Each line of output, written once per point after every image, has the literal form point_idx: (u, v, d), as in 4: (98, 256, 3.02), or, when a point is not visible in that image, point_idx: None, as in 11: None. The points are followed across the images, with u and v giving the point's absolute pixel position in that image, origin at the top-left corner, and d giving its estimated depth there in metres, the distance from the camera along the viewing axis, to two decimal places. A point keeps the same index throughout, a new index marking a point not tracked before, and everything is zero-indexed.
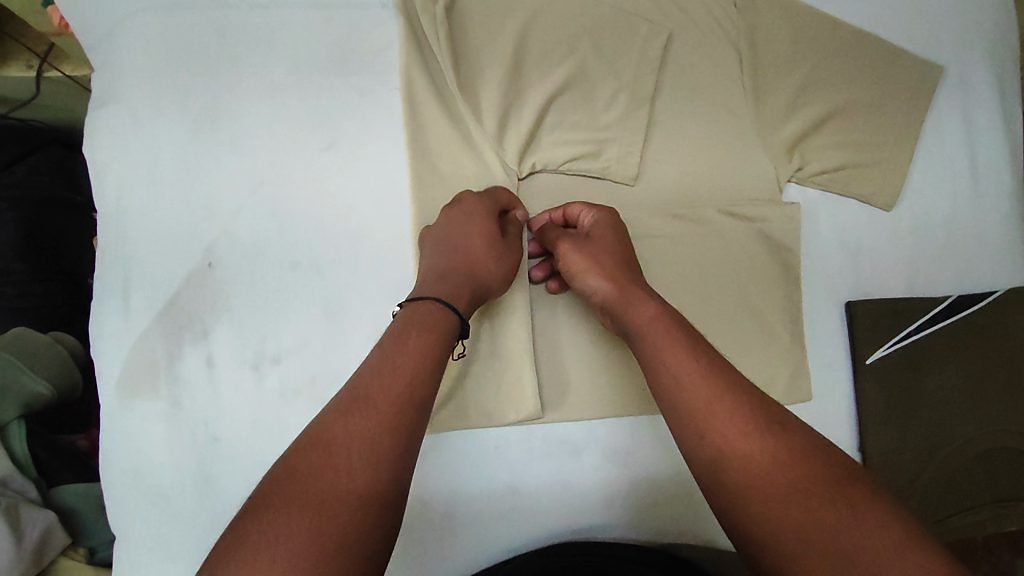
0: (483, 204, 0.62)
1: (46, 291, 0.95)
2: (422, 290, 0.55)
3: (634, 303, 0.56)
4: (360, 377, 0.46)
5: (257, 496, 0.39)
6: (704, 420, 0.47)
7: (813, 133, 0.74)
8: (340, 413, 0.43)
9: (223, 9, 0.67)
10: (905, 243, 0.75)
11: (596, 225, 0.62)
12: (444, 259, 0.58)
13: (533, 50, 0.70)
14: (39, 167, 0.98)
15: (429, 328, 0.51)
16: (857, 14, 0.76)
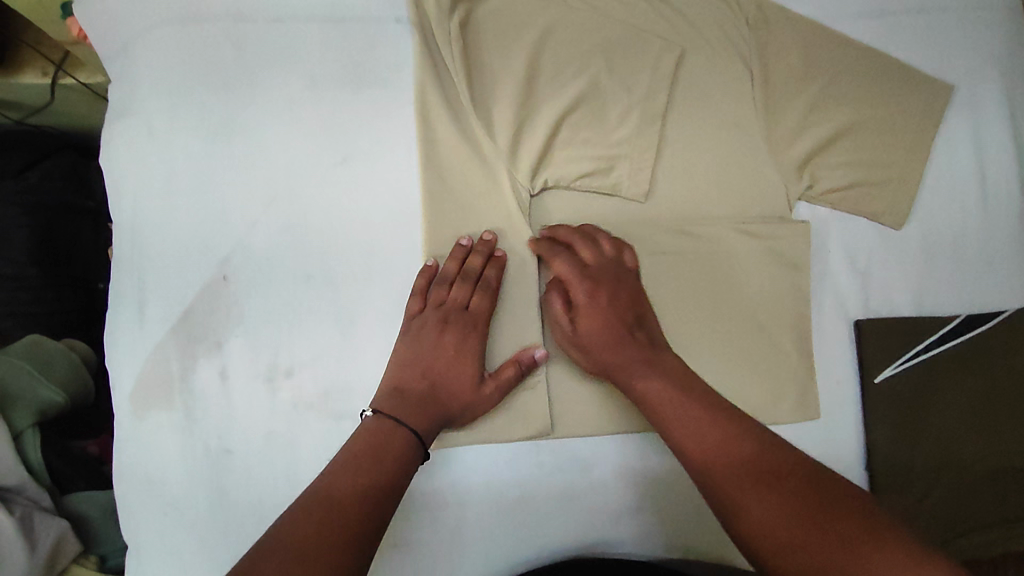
0: (474, 324, 0.64)
1: (59, 297, 0.97)
2: (401, 413, 0.58)
3: (637, 373, 0.59)
4: (320, 495, 0.50)
5: None
6: (726, 494, 0.50)
7: (823, 152, 0.75)
8: (311, 521, 0.48)
9: (239, 23, 0.68)
10: (915, 261, 0.75)
11: (586, 307, 0.63)
12: (426, 378, 0.61)
13: (546, 67, 0.70)
14: (53, 173, 0.99)
15: (400, 456, 0.56)
16: (869, 32, 0.77)
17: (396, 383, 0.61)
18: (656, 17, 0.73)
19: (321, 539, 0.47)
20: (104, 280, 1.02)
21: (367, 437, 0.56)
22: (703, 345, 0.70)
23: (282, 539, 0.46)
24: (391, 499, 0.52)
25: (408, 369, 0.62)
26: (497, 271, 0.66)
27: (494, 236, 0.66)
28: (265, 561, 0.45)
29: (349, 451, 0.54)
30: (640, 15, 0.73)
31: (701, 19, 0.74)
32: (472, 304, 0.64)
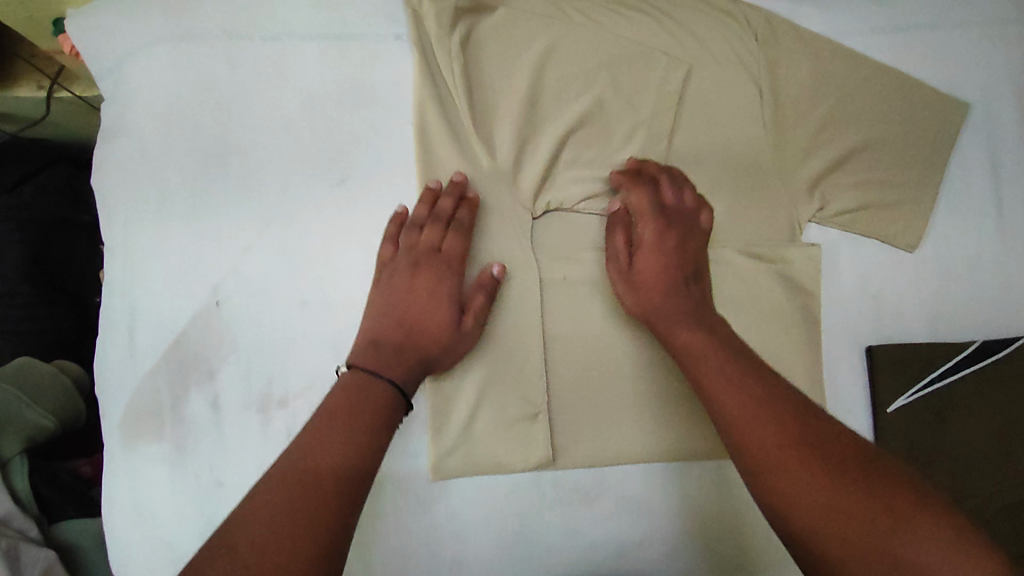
0: (449, 266, 0.62)
1: (52, 314, 0.95)
2: (379, 364, 0.57)
3: (679, 323, 0.59)
4: (296, 457, 0.49)
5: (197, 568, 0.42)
6: (760, 455, 0.49)
7: (834, 172, 0.72)
8: (281, 487, 0.47)
9: (234, 40, 0.66)
10: (929, 285, 0.73)
11: (647, 246, 0.63)
12: (402, 325, 0.60)
13: (549, 85, 0.68)
14: (47, 187, 0.98)
15: (380, 408, 0.54)
16: (884, 48, 0.74)
17: (372, 335, 0.59)
18: (663, 33, 0.70)
19: (295, 506, 0.46)
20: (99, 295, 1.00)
21: (339, 394, 0.54)
22: None
23: (257, 506, 0.46)
24: (373, 455, 0.52)
25: (382, 319, 0.60)
26: (469, 210, 0.64)
27: (463, 177, 0.64)
28: (238, 532, 0.44)
29: (324, 408, 0.53)
30: (646, 29, 0.70)
31: (710, 35, 0.71)
32: (445, 244, 0.63)
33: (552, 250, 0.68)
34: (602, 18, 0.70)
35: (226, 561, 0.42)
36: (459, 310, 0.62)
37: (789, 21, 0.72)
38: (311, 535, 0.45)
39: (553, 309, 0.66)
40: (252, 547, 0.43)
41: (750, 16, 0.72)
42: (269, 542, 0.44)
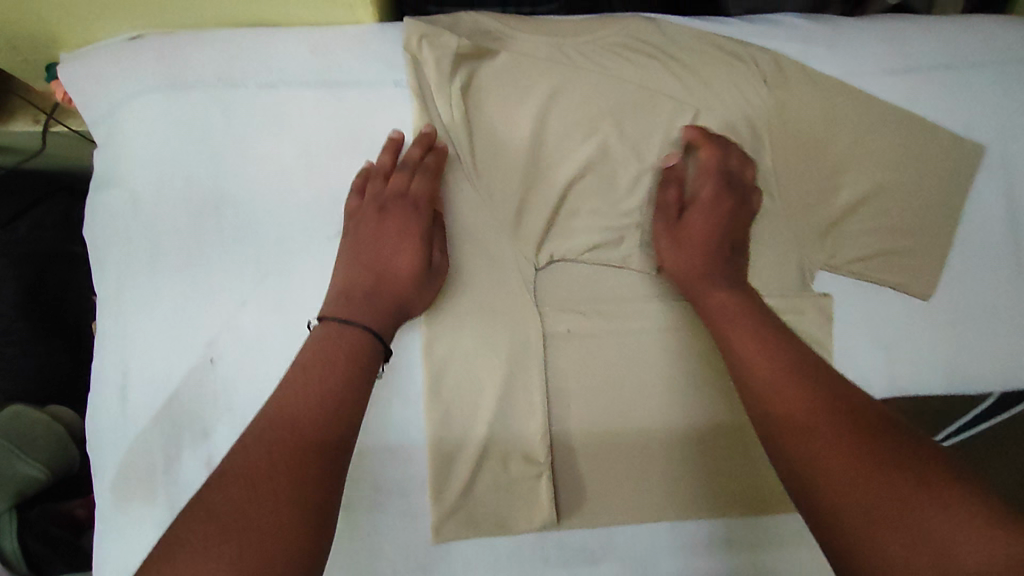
0: (416, 207, 0.61)
1: (48, 350, 0.94)
2: (349, 315, 0.56)
3: (713, 292, 0.61)
4: (274, 412, 0.49)
5: (179, 529, 0.43)
6: (780, 417, 0.51)
7: (846, 219, 0.71)
8: (261, 442, 0.48)
9: (228, 88, 0.64)
10: (943, 335, 0.71)
11: (698, 206, 0.65)
12: (371, 272, 0.59)
13: (551, 131, 0.66)
14: (44, 221, 0.96)
15: (355, 355, 0.54)
16: (897, 89, 0.72)
17: (343, 287, 0.59)
18: (669, 76, 0.68)
19: (273, 461, 0.46)
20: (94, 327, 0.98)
21: (313, 346, 0.54)
22: (717, 426, 0.66)
23: (236, 462, 0.46)
24: (351, 405, 0.52)
25: (351, 270, 0.60)
26: (435, 155, 0.63)
27: (431, 129, 0.63)
28: (217, 487, 0.45)
29: (299, 362, 0.53)
30: (652, 71, 0.68)
31: (718, 77, 0.69)
32: (411, 185, 0.62)
33: (555, 303, 0.66)
34: (606, 60, 0.68)
35: (205, 517, 0.43)
36: (430, 250, 0.61)
37: (799, 62, 0.70)
38: (291, 488, 0.45)
39: (557, 365, 0.66)
40: (231, 502, 0.44)
41: (758, 58, 0.70)
42: (247, 496, 0.44)
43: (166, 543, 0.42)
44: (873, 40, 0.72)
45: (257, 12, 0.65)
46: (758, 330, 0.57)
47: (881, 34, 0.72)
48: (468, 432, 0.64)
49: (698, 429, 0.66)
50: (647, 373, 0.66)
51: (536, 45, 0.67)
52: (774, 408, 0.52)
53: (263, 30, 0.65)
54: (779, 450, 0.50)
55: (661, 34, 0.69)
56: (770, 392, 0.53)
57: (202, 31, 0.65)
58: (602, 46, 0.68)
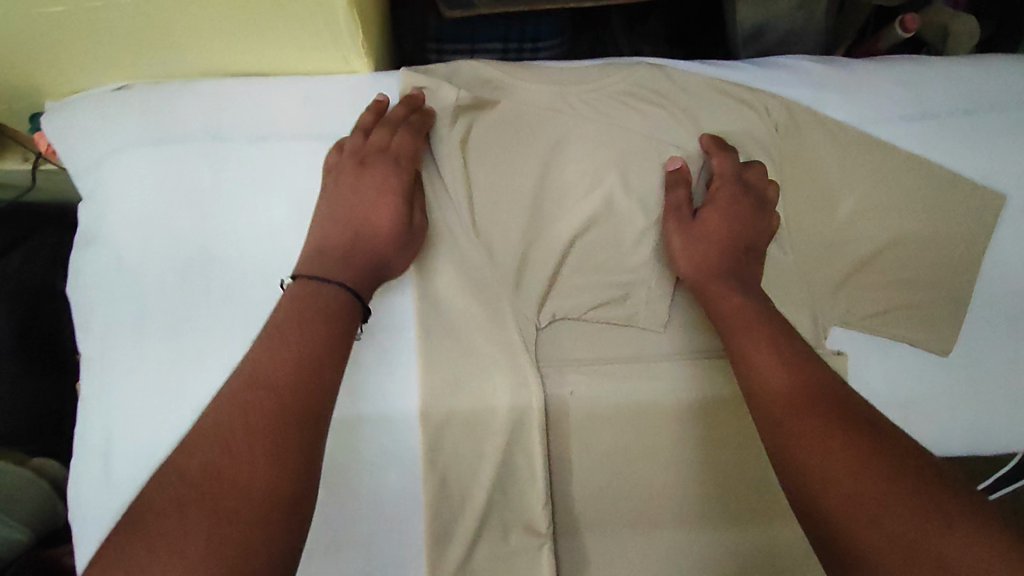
0: (396, 163, 0.59)
1: (37, 389, 0.88)
2: (324, 271, 0.54)
3: (724, 296, 0.58)
4: (247, 371, 0.47)
5: (145, 504, 0.40)
6: (780, 405, 0.49)
7: (860, 272, 0.68)
8: (233, 402, 0.45)
9: (217, 142, 0.62)
10: (961, 392, 0.68)
11: (715, 206, 0.62)
12: (347, 229, 0.57)
13: (552, 184, 0.64)
14: (36, 257, 0.91)
15: (333, 312, 0.51)
16: (914, 136, 0.68)
17: (317, 245, 0.56)
18: (676, 126, 0.66)
19: (246, 423, 0.43)
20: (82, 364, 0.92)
21: (290, 301, 0.51)
22: (724, 488, 0.64)
23: (205, 425, 0.44)
24: (329, 359, 0.49)
25: (327, 227, 0.57)
26: (416, 113, 0.62)
27: (422, 93, 0.62)
28: (187, 452, 0.42)
29: (273, 320, 0.50)
30: (657, 121, 0.65)
31: (726, 126, 0.66)
32: (393, 142, 0.60)
33: (556, 363, 0.64)
34: (611, 109, 0.65)
35: (176, 482, 0.41)
36: (410, 207, 0.59)
37: (811, 110, 0.67)
38: (264, 450, 0.42)
39: (560, 428, 0.63)
40: (201, 467, 0.41)
41: (770, 105, 0.67)
42: (219, 461, 0.42)
43: (136, 511, 0.40)
44: (890, 85, 0.69)
45: (246, 62, 0.62)
46: (771, 329, 0.55)
47: (897, 80, 0.69)
48: (466, 498, 0.62)
49: (704, 492, 0.64)
50: (652, 436, 0.64)
51: (539, 94, 0.65)
52: (773, 398, 0.50)
53: (255, 82, 0.63)
54: (774, 437, 0.49)
55: (668, 81, 0.67)
56: (772, 386, 0.51)
57: (190, 83, 0.63)
58: (605, 95, 0.66)
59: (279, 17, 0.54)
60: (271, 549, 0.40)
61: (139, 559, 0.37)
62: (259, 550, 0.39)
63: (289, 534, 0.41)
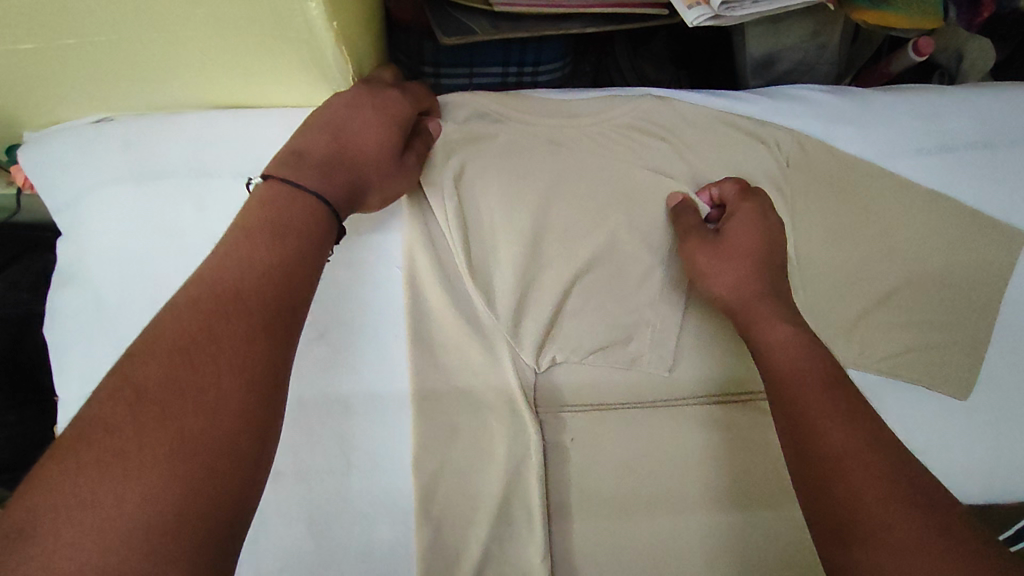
0: (404, 96, 0.57)
1: (20, 419, 0.77)
2: (300, 174, 0.49)
3: (768, 322, 0.53)
4: (208, 279, 0.41)
5: (93, 416, 0.34)
6: (799, 391, 0.47)
7: (875, 311, 0.64)
8: (196, 310, 0.40)
9: (201, 179, 0.60)
10: (982, 438, 0.64)
11: (737, 217, 0.58)
12: (335, 136, 0.52)
13: (553, 218, 0.61)
14: (19, 283, 0.81)
15: (306, 228, 0.47)
16: (931, 171, 0.66)
17: (298, 148, 0.51)
18: (681, 161, 0.63)
19: (212, 336, 0.39)
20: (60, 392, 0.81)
21: (264, 208, 0.46)
22: (736, 542, 0.60)
23: (161, 335, 0.38)
24: (301, 281, 0.45)
25: (310, 132, 0.52)
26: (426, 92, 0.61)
27: (439, 128, 0.60)
28: (141, 363, 0.37)
29: (243, 225, 0.45)
30: (661, 156, 0.63)
31: (733, 161, 0.64)
32: (405, 86, 0.58)
33: (556, 408, 0.61)
34: (614, 144, 0.63)
35: (130, 396, 0.35)
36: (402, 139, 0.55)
37: (824, 143, 0.65)
38: (235, 367, 0.38)
39: (560, 474, 0.61)
40: (161, 382, 0.36)
41: (779, 140, 0.64)
42: (183, 376, 0.37)
43: (81, 425, 0.34)
44: (907, 117, 0.66)
45: (233, 94, 0.60)
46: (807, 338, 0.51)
47: (914, 109, 0.66)
48: (461, 552, 0.58)
49: (715, 545, 0.60)
50: (657, 483, 0.61)
51: (541, 130, 0.63)
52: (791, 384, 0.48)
53: (239, 115, 0.61)
54: (796, 414, 0.47)
55: (674, 115, 0.64)
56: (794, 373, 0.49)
57: (174, 116, 0.60)
58: (609, 129, 0.63)
59: (266, 52, 0.52)
60: (241, 476, 0.36)
61: (90, 480, 0.32)
62: (230, 476, 0.36)
63: (261, 462, 0.38)
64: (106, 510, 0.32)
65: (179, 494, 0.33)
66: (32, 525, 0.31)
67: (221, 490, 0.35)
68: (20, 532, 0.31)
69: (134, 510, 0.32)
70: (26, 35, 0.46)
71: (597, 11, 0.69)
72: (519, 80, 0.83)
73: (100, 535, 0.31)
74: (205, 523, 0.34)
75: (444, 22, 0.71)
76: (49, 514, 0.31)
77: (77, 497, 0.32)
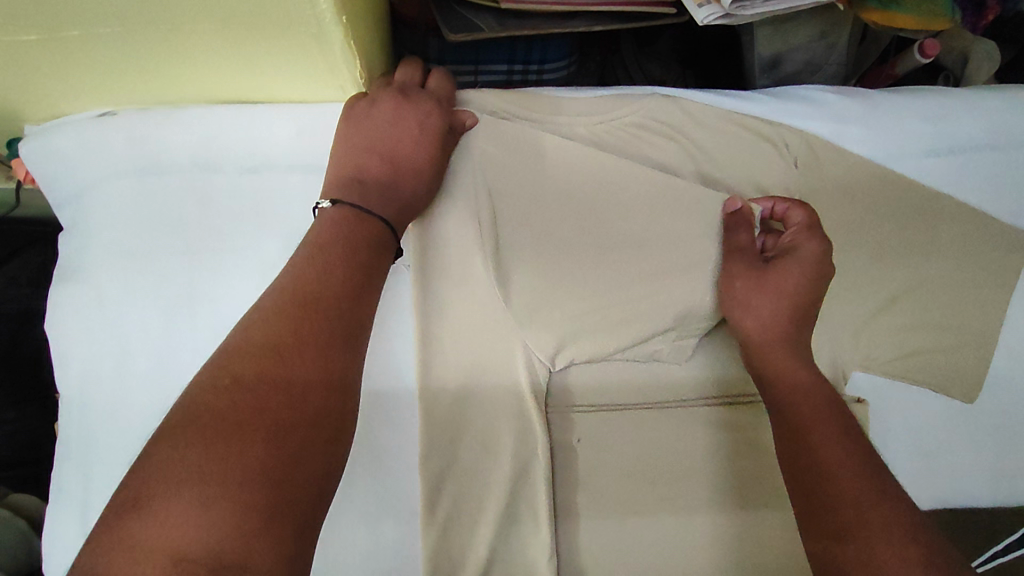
0: (440, 103, 0.58)
1: (17, 418, 0.77)
2: (364, 201, 0.52)
3: (778, 356, 0.55)
4: (292, 288, 0.45)
5: (200, 403, 0.38)
6: (796, 412, 0.51)
7: (882, 313, 0.64)
8: (283, 315, 0.43)
9: (207, 175, 0.59)
10: (987, 439, 0.64)
11: (792, 255, 0.58)
12: (386, 156, 0.54)
13: (560, 217, 0.60)
14: (17, 278, 0.80)
15: (374, 244, 0.50)
16: (939, 173, 0.65)
17: (354, 172, 0.54)
18: (691, 163, 0.63)
19: (299, 339, 0.42)
20: (58, 387, 0.80)
21: (329, 228, 0.49)
22: (744, 542, 0.60)
23: (254, 336, 0.42)
24: (369, 293, 0.48)
25: (363, 155, 0.54)
26: (447, 82, 0.61)
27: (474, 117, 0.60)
28: (241, 359, 0.41)
29: (316, 241, 0.48)
30: (673, 158, 0.63)
31: (742, 160, 0.63)
32: (430, 86, 0.59)
33: (563, 409, 0.61)
34: (620, 143, 0.63)
35: (235, 390, 0.39)
36: (445, 149, 0.57)
37: (832, 144, 0.64)
38: (318, 367, 0.42)
39: (567, 472, 0.60)
40: (256, 377, 0.40)
41: (789, 140, 0.64)
42: (273, 373, 0.40)
43: (190, 411, 0.38)
44: (916, 118, 0.66)
45: (237, 90, 0.59)
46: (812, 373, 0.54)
47: (923, 111, 0.66)
48: (466, 549, 0.58)
49: (721, 544, 0.60)
50: (665, 482, 0.61)
51: (548, 129, 0.62)
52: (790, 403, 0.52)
53: (245, 109, 0.60)
54: (793, 430, 0.50)
55: (683, 114, 0.64)
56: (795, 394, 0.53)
57: (178, 110, 0.60)
58: (615, 128, 0.63)
59: (274, 47, 0.51)
60: (319, 472, 0.39)
61: (196, 460, 0.35)
62: (313, 469, 0.39)
63: (335, 460, 0.41)
64: (210, 487, 0.35)
65: (269, 478, 0.36)
66: (147, 495, 0.34)
67: (303, 481, 0.38)
68: (137, 502, 0.34)
69: (232, 489, 0.35)
70: (30, 26, 0.45)
71: (605, 9, 0.69)
72: (524, 79, 0.82)
73: (203, 510, 0.34)
74: (292, 509, 0.37)
75: (450, 19, 0.70)
76: (160, 488, 0.35)
77: (185, 475, 0.35)
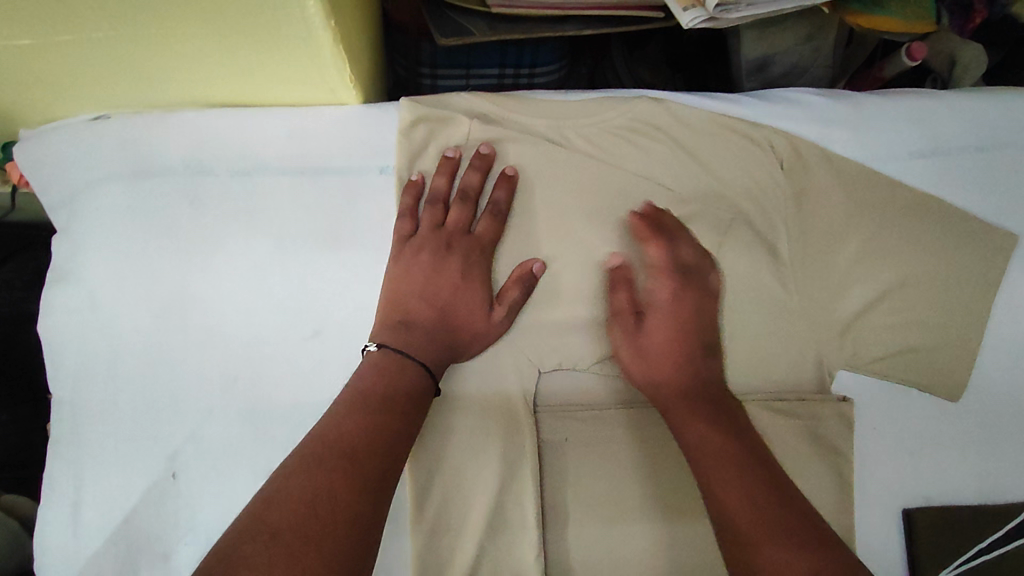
0: (483, 250, 0.60)
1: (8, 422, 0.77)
2: (408, 345, 0.55)
3: (686, 412, 0.57)
4: (331, 438, 0.48)
5: (233, 555, 0.41)
6: (712, 475, 0.53)
7: (867, 315, 0.65)
8: (322, 466, 0.46)
9: (197, 179, 0.60)
10: (970, 438, 0.65)
11: (658, 309, 0.61)
12: (433, 305, 0.58)
13: (547, 221, 0.61)
14: (12, 281, 0.80)
15: (415, 394, 0.53)
16: (925, 175, 0.66)
17: (403, 315, 0.57)
18: (677, 164, 0.63)
19: (335, 489, 0.45)
20: (50, 390, 0.80)
21: (370, 378, 0.53)
22: None
23: (291, 487, 0.45)
24: (402, 441, 0.51)
25: (413, 298, 0.58)
26: (496, 212, 0.60)
27: (543, 266, 0.60)
28: (277, 509, 0.43)
29: (357, 391, 0.52)
30: (659, 161, 0.63)
31: (729, 162, 0.64)
32: (476, 230, 0.60)
33: (555, 410, 0.61)
34: (607, 145, 0.63)
35: (266, 542, 0.42)
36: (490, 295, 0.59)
37: (818, 146, 0.65)
38: (349, 512, 0.45)
39: (555, 472, 0.60)
40: (291, 527, 0.43)
41: (774, 142, 0.65)
42: (307, 523, 0.43)
43: (226, 560, 0.41)
44: (900, 121, 0.66)
45: (229, 94, 0.60)
46: (728, 424, 0.56)
47: (906, 115, 0.67)
48: (455, 546, 0.58)
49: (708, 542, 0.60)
50: (652, 481, 0.61)
51: (536, 131, 0.63)
52: (707, 467, 0.54)
53: (237, 114, 0.61)
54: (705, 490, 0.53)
55: (669, 116, 0.64)
56: (699, 455, 0.54)
57: (171, 114, 0.61)
58: (601, 130, 0.63)
59: (266, 52, 0.52)
60: None
61: None
62: None
63: None
64: None
65: None
66: None
67: None
68: None
69: None
70: (28, 32, 0.46)
71: (592, 13, 0.69)
72: (514, 82, 0.83)
73: None
74: None
75: (440, 23, 0.71)
76: None
77: None
